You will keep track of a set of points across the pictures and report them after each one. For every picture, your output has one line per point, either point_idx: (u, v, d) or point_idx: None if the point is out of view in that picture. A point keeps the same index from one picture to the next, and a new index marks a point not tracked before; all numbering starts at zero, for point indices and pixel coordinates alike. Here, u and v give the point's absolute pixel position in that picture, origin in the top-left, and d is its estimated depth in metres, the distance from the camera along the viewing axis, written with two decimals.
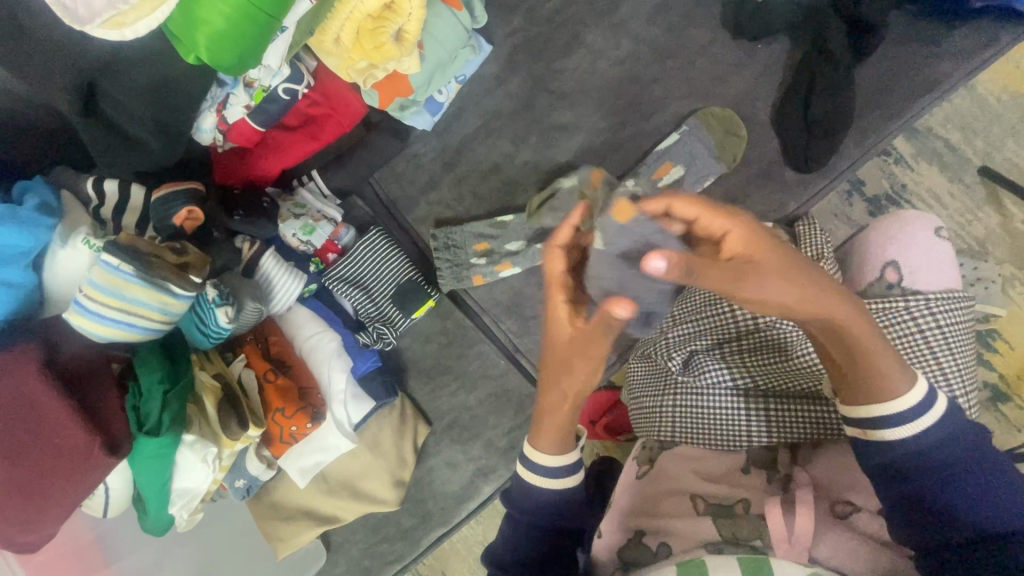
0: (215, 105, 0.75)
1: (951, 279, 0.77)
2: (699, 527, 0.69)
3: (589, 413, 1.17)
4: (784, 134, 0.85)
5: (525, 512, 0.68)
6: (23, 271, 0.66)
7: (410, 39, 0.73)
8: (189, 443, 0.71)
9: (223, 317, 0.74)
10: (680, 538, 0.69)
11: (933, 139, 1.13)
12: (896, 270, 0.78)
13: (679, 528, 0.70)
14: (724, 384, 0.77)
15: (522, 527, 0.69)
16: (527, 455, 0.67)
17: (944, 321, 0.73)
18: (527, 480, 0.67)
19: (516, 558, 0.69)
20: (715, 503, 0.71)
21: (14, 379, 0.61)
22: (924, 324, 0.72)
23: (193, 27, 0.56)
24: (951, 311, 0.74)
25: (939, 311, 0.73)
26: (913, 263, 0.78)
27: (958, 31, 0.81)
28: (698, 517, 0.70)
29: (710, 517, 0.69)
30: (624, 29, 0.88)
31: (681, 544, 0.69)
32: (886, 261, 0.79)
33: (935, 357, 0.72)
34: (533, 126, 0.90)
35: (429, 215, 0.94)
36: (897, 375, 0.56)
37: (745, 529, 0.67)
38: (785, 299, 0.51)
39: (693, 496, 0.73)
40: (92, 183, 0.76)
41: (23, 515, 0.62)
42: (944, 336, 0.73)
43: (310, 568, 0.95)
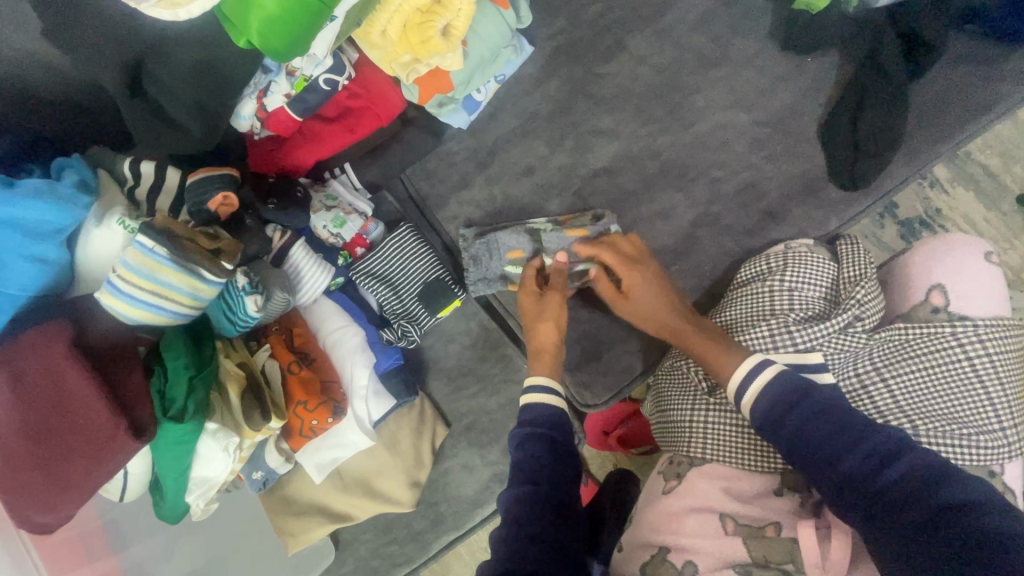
0: (257, 92, 0.75)
1: (999, 307, 0.75)
2: (728, 548, 0.69)
3: (602, 425, 1.14)
4: (830, 148, 0.78)
5: (531, 421, 0.67)
6: (58, 248, 0.66)
7: (456, 35, 0.73)
8: (211, 431, 0.69)
9: (252, 305, 0.73)
10: (706, 557, 0.69)
11: (970, 165, 1.14)
12: (942, 294, 0.75)
13: (705, 547, 0.69)
14: None
15: (529, 440, 0.64)
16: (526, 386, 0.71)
17: (992, 349, 0.70)
18: (527, 401, 0.70)
19: (534, 476, 0.61)
20: (746, 524, 0.70)
21: (42, 354, 0.61)
22: (973, 353, 0.69)
23: (247, 11, 0.55)
24: (999, 338, 0.71)
25: (988, 339, 0.70)
26: (960, 289, 0.75)
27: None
28: (727, 537, 0.69)
29: (741, 537, 0.69)
30: (670, 35, 0.85)
31: (707, 563, 0.68)
32: (932, 285, 0.76)
33: (985, 388, 0.69)
34: (571, 129, 0.89)
35: (459, 215, 0.93)
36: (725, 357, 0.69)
37: (777, 551, 0.67)
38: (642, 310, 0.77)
39: (720, 515, 0.71)
40: (129, 164, 0.75)
41: (42, 497, 0.61)
42: (992, 366, 0.70)
43: (316, 567, 0.95)
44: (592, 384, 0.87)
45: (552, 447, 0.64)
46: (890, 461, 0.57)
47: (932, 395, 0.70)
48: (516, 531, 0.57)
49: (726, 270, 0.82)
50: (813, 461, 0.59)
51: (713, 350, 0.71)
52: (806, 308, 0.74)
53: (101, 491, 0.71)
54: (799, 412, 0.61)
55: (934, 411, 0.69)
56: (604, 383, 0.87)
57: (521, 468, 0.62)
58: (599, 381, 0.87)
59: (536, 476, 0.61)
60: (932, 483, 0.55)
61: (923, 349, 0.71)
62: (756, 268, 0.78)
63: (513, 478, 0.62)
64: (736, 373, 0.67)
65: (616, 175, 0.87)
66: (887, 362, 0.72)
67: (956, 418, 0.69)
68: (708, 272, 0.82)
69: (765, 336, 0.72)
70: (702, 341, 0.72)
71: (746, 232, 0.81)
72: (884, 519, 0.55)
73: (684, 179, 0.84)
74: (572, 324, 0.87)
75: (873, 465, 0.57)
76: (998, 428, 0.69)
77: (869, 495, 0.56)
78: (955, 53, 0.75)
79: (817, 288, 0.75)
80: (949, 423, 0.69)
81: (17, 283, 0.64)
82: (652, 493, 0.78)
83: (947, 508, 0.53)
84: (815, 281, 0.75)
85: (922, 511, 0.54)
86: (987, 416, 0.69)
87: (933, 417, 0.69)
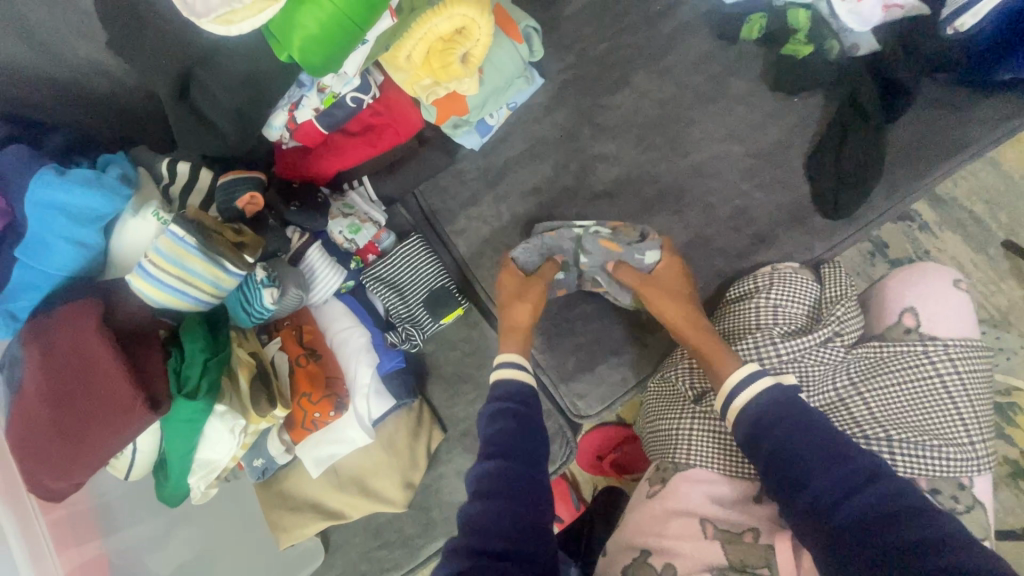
0: (289, 104, 0.83)
1: (969, 330, 0.79)
2: (707, 551, 0.72)
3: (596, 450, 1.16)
4: (815, 180, 0.84)
5: (498, 397, 0.73)
6: (96, 234, 0.71)
7: (474, 62, 0.81)
8: (220, 413, 0.72)
9: (269, 298, 0.78)
10: (686, 559, 0.72)
11: (957, 211, 1.23)
12: (913, 316, 0.79)
13: (685, 550, 0.72)
14: None
15: (499, 418, 0.69)
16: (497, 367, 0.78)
17: (963, 368, 0.74)
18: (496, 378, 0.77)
19: (501, 447, 0.66)
20: (725, 529, 0.73)
21: (72, 328, 0.66)
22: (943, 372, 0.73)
23: (290, 30, 0.63)
24: (970, 357, 0.75)
25: (958, 357, 0.74)
26: (929, 311, 0.79)
27: (1015, 91, 0.79)
28: (706, 541, 0.72)
29: (719, 542, 0.72)
30: (670, 74, 0.92)
31: (686, 565, 0.71)
32: (903, 307, 0.80)
33: (954, 404, 0.73)
34: (575, 154, 0.95)
35: (467, 229, 0.99)
36: (727, 359, 0.73)
37: (753, 556, 0.70)
38: (666, 315, 0.81)
39: (701, 519, 0.74)
40: (166, 164, 0.82)
41: (57, 463, 0.64)
42: (962, 384, 0.73)
43: (305, 568, 0.97)
44: (586, 395, 0.90)
45: (521, 423, 0.69)
46: (855, 491, 0.60)
47: (906, 408, 0.74)
48: (483, 493, 0.62)
49: (714, 291, 0.87)
50: (792, 479, 0.62)
51: (715, 355, 0.75)
52: (787, 322, 0.78)
53: (108, 467, 0.75)
54: (786, 428, 0.64)
55: (909, 424, 0.73)
56: (596, 394, 0.90)
57: (490, 438, 0.67)
58: (592, 392, 0.90)
59: (507, 448, 0.66)
60: (894, 519, 0.57)
61: (898, 365, 0.75)
62: (744, 287, 0.83)
63: (485, 450, 0.66)
64: (734, 374, 0.70)
65: (615, 198, 0.93)
66: (864, 375, 0.76)
67: (930, 431, 0.72)
68: (701, 291, 0.87)
69: (751, 349, 0.76)
70: (707, 344, 0.76)
71: (737, 255, 0.86)
72: (844, 548, 0.57)
73: (679, 204, 0.89)
74: (568, 336, 0.91)
75: (838, 493, 0.60)
76: (968, 443, 0.72)
77: (832, 521, 0.59)
78: (930, 97, 0.81)
79: (799, 306, 0.79)
80: (922, 434, 0.72)
81: (57, 265, 0.70)
82: (637, 498, 0.81)
83: (907, 546, 0.55)
84: (799, 298, 0.79)
85: (881, 547, 0.56)
86: (958, 431, 0.72)
87: (909, 429, 0.72)
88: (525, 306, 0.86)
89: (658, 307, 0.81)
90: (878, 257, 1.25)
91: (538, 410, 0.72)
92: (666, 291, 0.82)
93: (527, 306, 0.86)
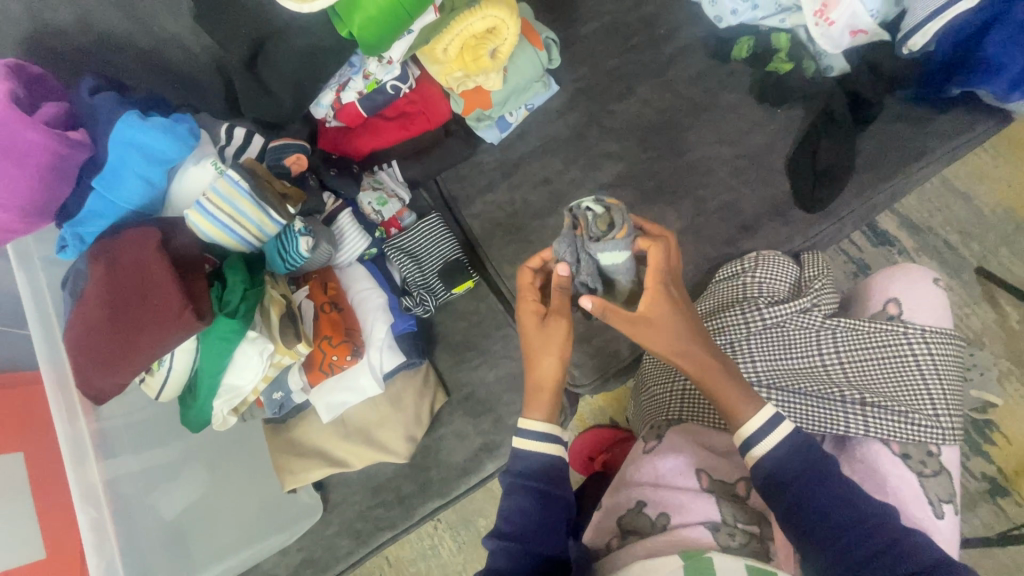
0: (337, 86, 0.95)
1: (947, 320, 0.86)
2: (702, 501, 0.76)
3: (590, 449, 1.32)
4: (794, 180, 0.95)
5: (517, 473, 0.73)
6: (162, 173, 0.81)
7: (501, 58, 0.95)
8: (251, 338, 0.80)
9: (305, 245, 0.87)
10: (679, 508, 0.76)
11: (934, 239, 1.33)
12: (897, 305, 0.88)
13: (680, 500, 0.77)
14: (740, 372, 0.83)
15: (518, 494, 0.72)
16: (518, 426, 0.75)
17: (937, 349, 0.81)
18: (517, 446, 0.75)
19: (520, 528, 0.71)
20: (719, 481, 0.78)
21: (137, 247, 0.75)
22: (917, 347, 0.81)
23: (352, 11, 0.75)
24: (943, 339, 0.82)
25: (932, 339, 0.82)
26: (912, 301, 0.87)
27: (968, 111, 0.91)
28: (702, 492, 0.77)
29: (714, 495, 0.77)
30: (670, 86, 1.05)
31: (679, 514, 0.76)
32: (888, 298, 0.89)
33: (927, 377, 0.80)
34: (583, 151, 1.07)
35: (482, 212, 1.09)
36: (747, 402, 0.72)
37: (745, 514, 0.75)
38: (661, 347, 0.72)
39: (698, 470, 0.79)
40: (225, 128, 0.92)
41: (107, 362, 0.72)
42: (935, 362, 0.80)
43: (297, 525, 1.01)
44: (582, 364, 0.98)
45: (542, 502, 0.72)
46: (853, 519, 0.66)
47: (876, 376, 0.81)
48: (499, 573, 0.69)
49: (704, 274, 0.96)
50: (794, 505, 0.67)
51: (731, 398, 0.73)
52: (774, 294, 0.87)
53: (143, 386, 0.82)
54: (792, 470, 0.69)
55: (882, 391, 0.80)
56: (592, 364, 0.98)
57: (510, 517, 0.71)
58: (588, 362, 0.98)
59: (528, 529, 0.71)
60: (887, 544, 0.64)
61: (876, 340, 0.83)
62: (732, 268, 0.92)
63: (504, 529, 0.72)
64: (754, 423, 0.71)
65: (618, 190, 1.03)
66: (840, 346, 0.84)
67: (901, 398, 0.80)
68: (692, 272, 0.96)
69: (739, 315, 0.84)
70: (722, 388, 0.72)
71: (724, 241, 0.96)
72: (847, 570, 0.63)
73: (674, 196, 1.00)
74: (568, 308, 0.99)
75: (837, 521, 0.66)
76: (936, 414, 0.79)
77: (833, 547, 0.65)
78: (894, 113, 0.93)
79: (785, 284, 0.88)
80: (894, 401, 0.79)
81: (126, 197, 0.80)
82: (634, 453, 0.87)
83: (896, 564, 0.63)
84: (784, 276, 0.88)
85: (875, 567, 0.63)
86: (926, 402, 0.79)
87: (881, 395, 0.80)
88: (550, 337, 0.74)
89: (654, 341, 0.72)
90: (861, 277, 1.34)
91: (566, 489, 0.74)
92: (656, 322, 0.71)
93: (552, 359, 0.74)
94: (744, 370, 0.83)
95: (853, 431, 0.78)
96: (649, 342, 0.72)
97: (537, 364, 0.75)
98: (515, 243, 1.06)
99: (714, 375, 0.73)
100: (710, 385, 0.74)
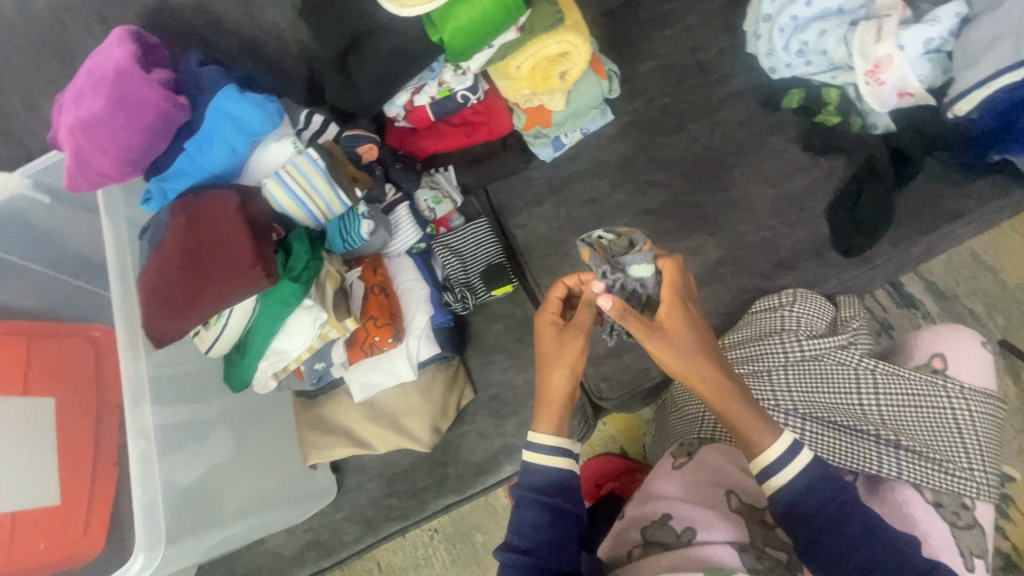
0: (412, 89, 1.02)
1: (991, 379, 0.86)
2: (730, 521, 0.77)
3: (596, 478, 1.33)
4: (833, 225, 0.99)
5: (527, 486, 0.76)
6: (246, 145, 0.87)
7: (569, 80, 1.02)
8: (307, 306, 0.84)
9: (366, 228, 0.92)
10: (707, 526, 0.76)
11: (959, 307, 1.36)
12: (942, 360, 0.88)
13: (708, 518, 0.77)
14: (775, 401, 0.85)
15: (527, 507, 0.75)
16: (528, 440, 0.78)
17: (976, 405, 0.83)
18: (528, 460, 0.77)
19: (530, 541, 0.74)
20: (747, 504, 0.79)
21: (216, 205, 0.80)
22: (955, 400, 0.82)
23: (446, 20, 0.84)
24: (982, 397, 0.83)
25: (972, 396, 0.83)
26: (959, 359, 0.88)
27: (1005, 180, 0.96)
28: (731, 513, 0.78)
29: (742, 517, 0.77)
30: (720, 127, 1.12)
31: (706, 531, 0.76)
32: (933, 352, 0.90)
33: (961, 431, 0.81)
34: (631, 178, 1.12)
35: (527, 223, 1.14)
36: (762, 430, 0.71)
37: (773, 541, 0.75)
38: (676, 366, 0.73)
39: (727, 491, 0.81)
40: (305, 114, 0.96)
41: (174, 309, 0.77)
42: (973, 417, 0.82)
43: (311, 504, 1.01)
44: (610, 377, 1.00)
45: (554, 516, 0.75)
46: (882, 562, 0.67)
47: (911, 421, 0.83)
48: None
49: (740, 304, 0.99)
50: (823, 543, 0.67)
51: (747, 423, 0.72)
52: (814, 330, 0.89)
53: (195, 338, 0.86)
54: (814, 502, 0.69)
55: (916, 437, 0.82)
56: (620, 378, 1.00)
57: (521, 530, 0.75)
58: (616, 376, 1.00)
59: (541, 542, 0.74)
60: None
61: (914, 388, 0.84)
62: (768, 302, 0.96)
63: (515, 540, 0.75)
64: (773, 450, 0.70)
65: (662, 216, 1.08)
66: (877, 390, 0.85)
67: (935, 447, 0.81)
68: (727, 301, 0.99)
69: (777, 345, 0.87)
70: (737, 412, 0.72)
71: (761, 275, 1.00)
72: None
73: (715, 227, 1.04)
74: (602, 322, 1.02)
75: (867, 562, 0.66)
76: (969, 468, 0.80)
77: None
78: (933, 173, 0.98)
79: (824, 322, 0.91)
80: (927, 449, 0.81)
81: (212, 162, 0.86)
82: (663, 468, 0.89)
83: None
84: (823, 315, 0.92)
85: None
86: (960, 455, 0.80)
87: (914, 441, 0.81)
88: (563, 349, 0.78)
89: (671, 358, 0.72)
90: (884, 336, 1.36)
91: (577, 504, 0.77)
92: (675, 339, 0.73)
93: (557, 373, 0.77)
94: (779, 398, 0.85)
95: (885, 471, 0.79)
96: (664, 358, 0.73)
97: (547, 380, 0.78)
98: (556, 255, 1.11)
99: (727, 401, 0.73)
100: (723, 410, 0.73)
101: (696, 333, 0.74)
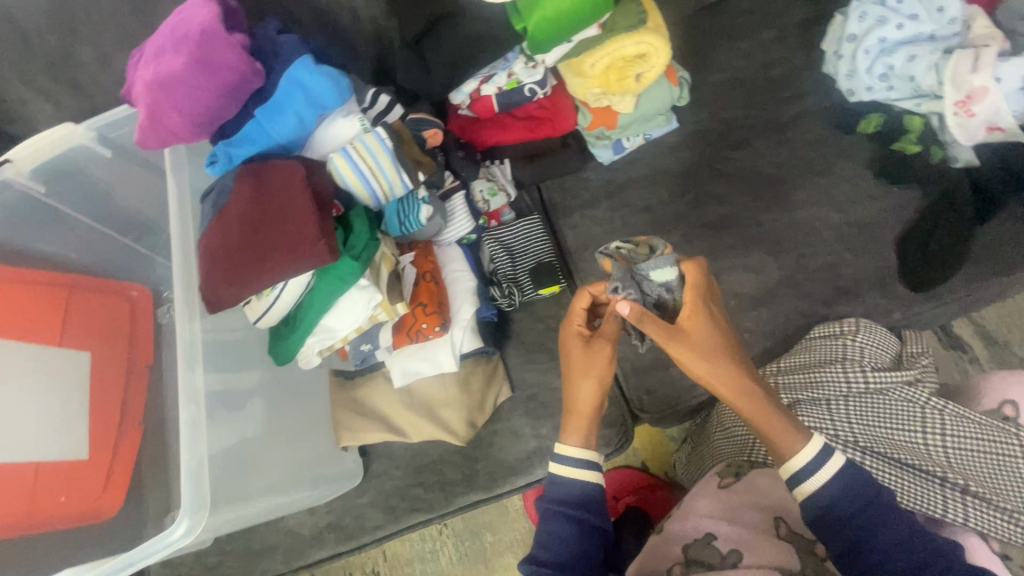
0: (481, 77, 1.00)
1: None
2: (780, 549, 0.75)
3: (615, 489, 1.28)
4: (902, 257, 0.96)
5: (553, 499, 0.75)
6: (315, 118, 0.86)
7: (645, 82, 1.00)
8: (362, 286, 0.83)
9: (425, 213, 0.91)
10: (755, 551, 0.75)
11: (1010, 355, 1.31)
12: (1013, 408, 0.86)
13: (756, 542, 0.75)
14: (838, 433, 0.83)
15: (552, 521, 0.74)
16: (555, 451, 0.77)
17: None
18: (555, 472, 0.76)
19: (555, 556, 0.72)
20: (797, 533, 0.77)
21: (285, 175, 0.79)
22: None
23: (533, 8, 0.82)
24: None
25: None
26: None
27: None
28: (780, 540, 0.76)
29: (792, 545, 0.75)
30: (788, 146, 1.08)
31: (754, 555, 0.74)
32: (1004, 399, 0.87)
33: None
34: (691, 188, 1.10)
35: (580, 224, 1.12)
36: (789, 434, 0.70)
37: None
38: (700, 370, 0.72)
39: (776, 517, 0.78)
40: (371, 92, 0.94)
41: (235, 276, 0.76)
42: None
43: (338, 485, 1.01)
44: (654, 390, 0.98)
45: (579, 530, 0.73)
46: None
47: (976, 466, 0.81)
48: None
49: (796, 328, 0.97)
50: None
51: (774, 427, 0.71)
52: (881, 364, 0.87)
53: (247, 308, 0.85)
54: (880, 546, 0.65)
55: (980, 484, 0.80)
56: (664, 392, 0.98)
57: (547, 543, 0.73)
58: (660, 390, 0.98)
59: (567, 556, 0.72)
60: None
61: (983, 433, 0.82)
62: (831, 329, 0.93)
63: (542, 554, 0.73)
64: (802, 454, 0.70)
65: (721, 231, 1.05)
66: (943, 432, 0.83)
67: (999, 494, 0.80)
68: (782, 324, 0.97)
69: (843, 375, 0.84)
70: (764, 417, 0.71)
71: (821, 301, 0.97)
72: None
73: (775, 247, 1.01)
74: None
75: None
76: None
77: None
78: (1012, 214, 0.95)
79: (892, 357, 0.88)
80: (992, 496, 0.80)
81: (282, 133, 0.85)
82: (707, 486, 0.85)
83: None
84: (890, 348, 0.89)
85: None
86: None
87: (979, 487, 0.80)
88: (593, 360, 0.75)
89: (692, 362, 0.72)
90: None
91: (603, 518, 0.75)
92: (694, 343, 0.72)
93: (586, 381, 0.75)
94: (843, 431, 0.83)
95: (948, 516, 0.79)
96: (688, 364, 0.72)
97: (572, 386, 0.77)
98: None
99: (752, 404, 0.72)
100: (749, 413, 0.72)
101: (717, 334, 0.73)
